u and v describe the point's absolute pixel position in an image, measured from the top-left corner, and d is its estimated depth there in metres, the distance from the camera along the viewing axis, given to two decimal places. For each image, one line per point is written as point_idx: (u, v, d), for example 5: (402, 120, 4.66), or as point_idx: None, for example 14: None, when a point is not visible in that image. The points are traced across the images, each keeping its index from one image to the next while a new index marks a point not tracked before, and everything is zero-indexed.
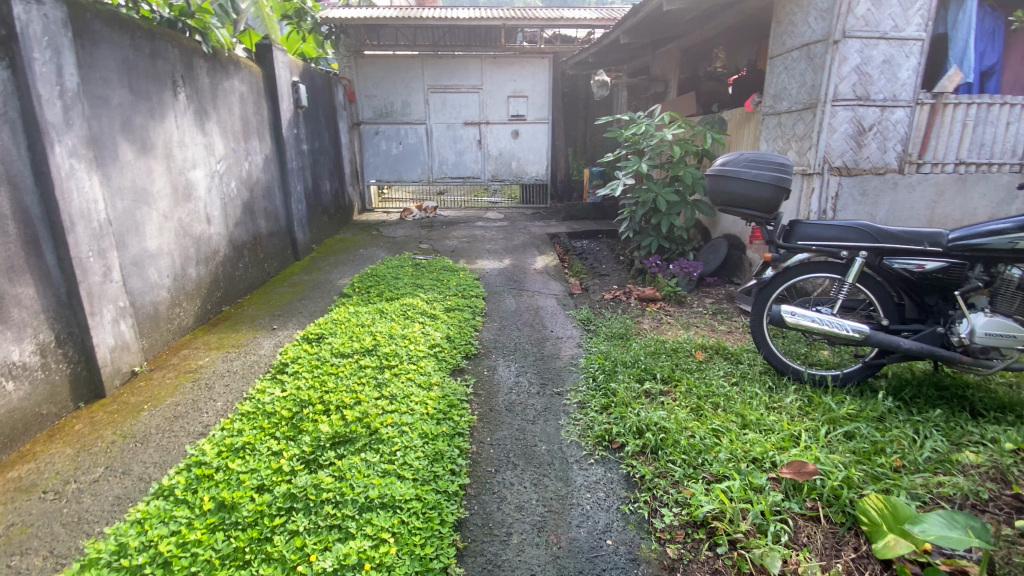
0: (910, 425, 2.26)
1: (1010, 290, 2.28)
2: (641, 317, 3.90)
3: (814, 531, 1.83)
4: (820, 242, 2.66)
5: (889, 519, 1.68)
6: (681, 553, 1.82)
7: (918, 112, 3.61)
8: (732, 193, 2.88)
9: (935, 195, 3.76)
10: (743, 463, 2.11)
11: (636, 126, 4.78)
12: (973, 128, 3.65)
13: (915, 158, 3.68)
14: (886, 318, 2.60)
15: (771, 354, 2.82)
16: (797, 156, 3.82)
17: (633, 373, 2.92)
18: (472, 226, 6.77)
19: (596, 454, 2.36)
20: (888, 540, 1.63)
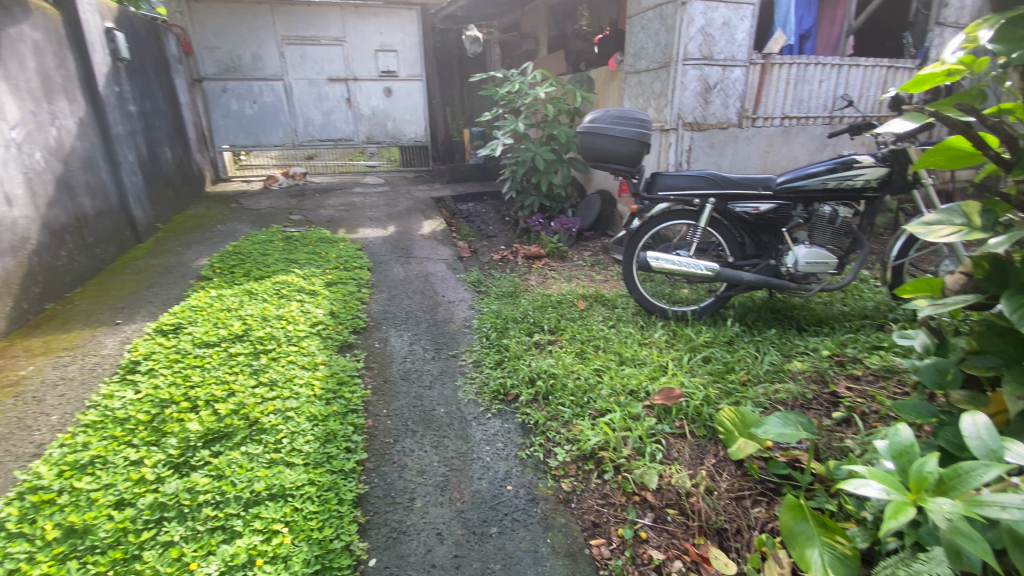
0: (753, 344, 2.66)
1: (822, 223, 2.77)
2: (528, 274, 4.04)
3: (682, 445, 2.08)
4: (677, 192, 2.92)
5: (739, 425, 1.94)
6: (574, 486, 2.00)
7: (751, 71, 4.07)
8: (601, 149, 3.05)
9: (767, 146, 4.30)
10: (622, 396, 2.34)
11: (509, 84, 4.77)
12: (794, 86, 4.20)
13: (750, 113, 4.17)
14: (731, 255, 2.94)
15: (641, 296, 3.10)
16: (656, 113, 4.14)
17: (523, 327, 3.04)
18: (350, 193, 6.34)
19: (493, 408, 2.44)
20: (739, 444, 1.88)
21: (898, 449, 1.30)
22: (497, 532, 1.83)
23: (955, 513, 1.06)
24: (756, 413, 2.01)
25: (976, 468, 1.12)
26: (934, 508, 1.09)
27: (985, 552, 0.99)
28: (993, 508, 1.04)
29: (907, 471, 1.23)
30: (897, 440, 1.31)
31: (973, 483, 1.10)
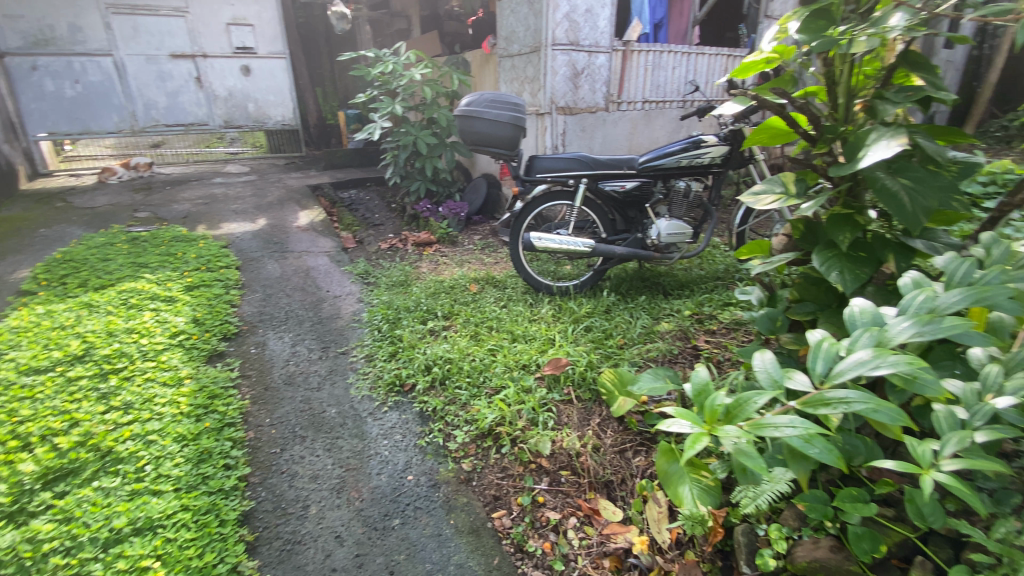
0: (628, 311, 2.91)
1: (679, 198, 3.08)
2: (418, 261, 3.98)
3: (571, 410, 2.24)
4: (553, 173, 3.07)
5: (618, 385, 2.14)
6: (474, 464, 2.06)
7: (614, 58, 4.34)
8: (479, 133, 3.11)
9: (631, 128, 4.65)
10: (516, 371, 2.45)
11: (382, 65, 4.59)
12: (651, 72, 4.57)
13: (615, 98, 4.46)
14: (604, 231, 3.17)
15: (528, 275, 3.23)
16: (531, 97, 4.27)
17: (416, 316, 3.00)
18: (210, 185, 5.68)
19: (389, 401, 2.40)
20: (619, 401, 2.07)
21: (698, 389, 1.47)
22: (400, 523, 1.82)
23: (740, 437, 1.23)
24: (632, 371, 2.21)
25: (755, 396, 1.32)
26: (726, 436, 1.26)
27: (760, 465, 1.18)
28: (768, 428, 1.23)
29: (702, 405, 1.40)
30: (697, 380, 1.48)
31: (751, 409, 1.31)
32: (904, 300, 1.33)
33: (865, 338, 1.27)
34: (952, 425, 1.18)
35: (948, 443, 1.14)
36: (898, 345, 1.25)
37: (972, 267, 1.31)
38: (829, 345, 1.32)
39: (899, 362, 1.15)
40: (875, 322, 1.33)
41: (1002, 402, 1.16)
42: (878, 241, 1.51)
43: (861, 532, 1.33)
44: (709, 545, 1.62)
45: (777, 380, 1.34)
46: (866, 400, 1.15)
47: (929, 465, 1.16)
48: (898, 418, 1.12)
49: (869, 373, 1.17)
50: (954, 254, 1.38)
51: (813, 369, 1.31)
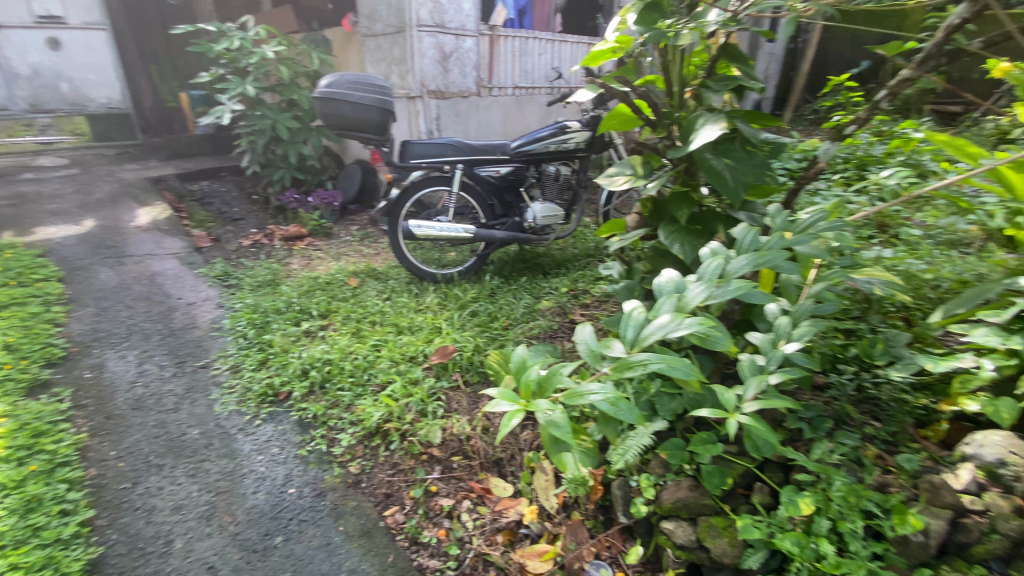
0: (511, 293, 2.98)
1: (552, 181, 3.22)
2: (290, 258, 3.70)
3: (460, 397, 2.25)
4: (428, 159, 3.05)
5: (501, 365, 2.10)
6: (362, 466, 2.00)
7: (481, 42, 4.37)
8: (344, 116, 3.16)
9: (505, 113, 4.71)
10: (402, 364, 2.41)
11: (228, 40, 4.15)
12: (519, 58, 4.67)
13: (486, 82, 4.49)
14: (484, 216, 3.21)
15: (411, 264, 3.19)
16: (400, 80, 4.11)
17: (288, 317, 2.79)
18: (14, 181, 4.69)
19: (263, 413, 2.22)
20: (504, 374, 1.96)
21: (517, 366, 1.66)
22: (283, 540, 1.71)
23: (551, 408, 1.42)
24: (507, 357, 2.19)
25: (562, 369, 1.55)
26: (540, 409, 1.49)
27: (564, 432, 1.38)
28: (579, 396, 1.38)
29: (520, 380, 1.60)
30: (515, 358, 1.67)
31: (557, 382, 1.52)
32: (702, 267, 1.49)
33: (667, 304, 1.42)
34: (753, 371, 1.40)
35: (750, 385, 1.37)
36: (695, 307, 1.42)
37: (757, 235, 1.51)
38: (638, 312, 1.47)
39: (693, 324, 1.32)
40: (677, 288, 1.49)
41: (790, 347, 1.40)
42: (710, 214, 1.71)
43: (712, 468, 1.52)
44: (591, 502, 1.76)
45: (594, 350, 1.46)
46: (660, 359, 1.31)
47: (734, 407, 1.38)
48: (690, 373, 1.30)
49: (669, 336, 1.33)
50: (746, 223, 1.57)
51: (624, 335, 1.45)
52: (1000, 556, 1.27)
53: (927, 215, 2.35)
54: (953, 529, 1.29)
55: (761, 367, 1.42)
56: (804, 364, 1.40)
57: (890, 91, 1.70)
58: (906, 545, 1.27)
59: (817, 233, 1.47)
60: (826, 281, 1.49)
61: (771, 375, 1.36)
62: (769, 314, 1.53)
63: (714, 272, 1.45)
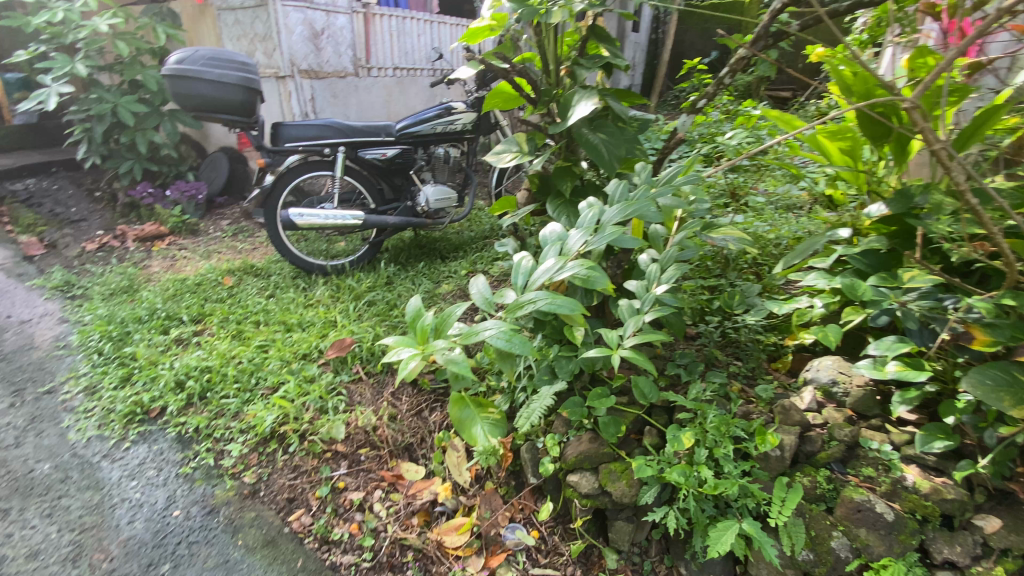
0: (410, 280, 2.88)
1: (441, 164, 3.20)
2: (149, 260, 3.26)
3: (363, 389, 2.18)
4: (304, 142, 2.94)
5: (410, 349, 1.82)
6: (259, 474, 1.87)
7: (355, 20, 4.16)
8: (203, 96, 2.89)
9: (386, 96, 4.52)
10: (295, 363, 2.26)
11: (48, 12, 3.51)
12: (398, 38, 4.50)
13: (364, 63, 4.30)
14: (372, 202, 3.08)
15: (295, 257, 3.00)
16: (265, 58, 3.83)
17: (154, 326, 2.48)
18: None
19: (132, 434, 1.99)
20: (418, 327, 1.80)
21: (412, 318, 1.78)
22: (170, 567, 1.60)
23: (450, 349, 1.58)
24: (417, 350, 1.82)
25: (454, 313, 1.73)
26: (436, 350, 1.64)
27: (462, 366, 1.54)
28: (475, 335, 1.51)
29: (416, 327, 1.75)
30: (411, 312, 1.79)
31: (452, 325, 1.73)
32: (580, 218, 1.62)
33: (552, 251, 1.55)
34: (630, 312, 1.60)
35: (629, 326, 1.57)
36: (576, 253, 1.54)
37: (627, 188, 1.66)
38: (527, 261, 1.60)
39: (575, 266, 1.46)
40: (560, 238, 1.61)
41: (659, 290, 1.60)
42: (591, 186, 1.84)
43: (607, 419, 1.66)
44: (502, 470, 1.82)
45: (488, 297, 1.62)
46: (546, 297, 1.44)
47: (617, 346, 1.56)
48: (574, 308, 1.42)
49: (556, 276, 1.46)
50: (619, 181, 1.72)
51: (515, 283, 1.59)
52: (840, 459, 1.44)
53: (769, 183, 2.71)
54: (803, 442, 1.48)
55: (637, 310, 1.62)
56: (672, 303, 1.59)
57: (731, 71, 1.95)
58: (767, 460, 1.46)
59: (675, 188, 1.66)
60: (685, 231, 1.70)
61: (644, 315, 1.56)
62: (642, 264, 1.72)
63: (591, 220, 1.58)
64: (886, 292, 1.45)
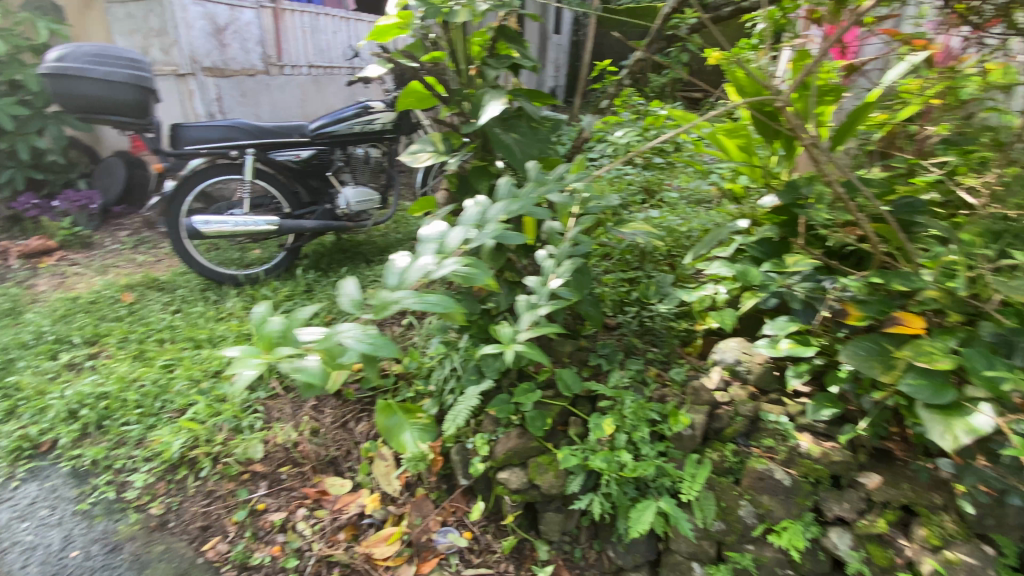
0: (332, 286, 2.77)
1: (361, 164, 3.08)
2: (32, 279, 2.93)
3: (282, 404, 2.08)
4: (208, 145, 2.77)
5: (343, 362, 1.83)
6: (167, 505, 1.75)
7: (263, 15, 3.94)
8: (88, 97, 2.69)
9: (301, 95, 4.31)
10: (205, 382, 2.12)
11: None
12: (311, 35, 4.31)
13: (275, 60, 4.09)
14: (287, 206, 2.98)
15: (203, 268, 2.82)
16: (162, 54, 3.54)
17: (42, 351, 2.27)
18: None
19: (20, 472, 1.85)
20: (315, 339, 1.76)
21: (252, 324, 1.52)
22: None
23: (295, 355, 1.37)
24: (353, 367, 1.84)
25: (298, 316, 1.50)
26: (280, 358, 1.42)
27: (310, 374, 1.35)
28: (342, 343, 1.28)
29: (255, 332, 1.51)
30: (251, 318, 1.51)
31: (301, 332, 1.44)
32: (466, 215, 1.51)
33: (428, 248, 1.40)
34: (528, 307, 1.61)
35: (524, 320, 1.59)
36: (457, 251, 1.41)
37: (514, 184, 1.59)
38: (402, 258, 1.41)
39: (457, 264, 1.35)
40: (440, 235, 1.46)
41: (553, 284, 1.61)
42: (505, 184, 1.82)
43: (534, 413, 1.68)
44: (433, 474, 1.80)
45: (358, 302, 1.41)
46: (420, 296, 1.27)
47: (511, 341, 1.57)
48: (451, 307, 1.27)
49: (435, 276, 1.32)
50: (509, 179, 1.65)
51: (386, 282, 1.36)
52: (744, 432, 1.56)
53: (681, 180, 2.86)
54: (711, 420, 1.59)
55: (533, 305, 1.63)
56: (567, 295, 1.61)
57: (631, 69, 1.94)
58: (681, 439, 1.55)
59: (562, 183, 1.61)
60: (580, 225, 1.69)
61: (540, 308, 1.58)
62: (539, 259, 1.71)
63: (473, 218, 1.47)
64: (774, 276, 1.58)
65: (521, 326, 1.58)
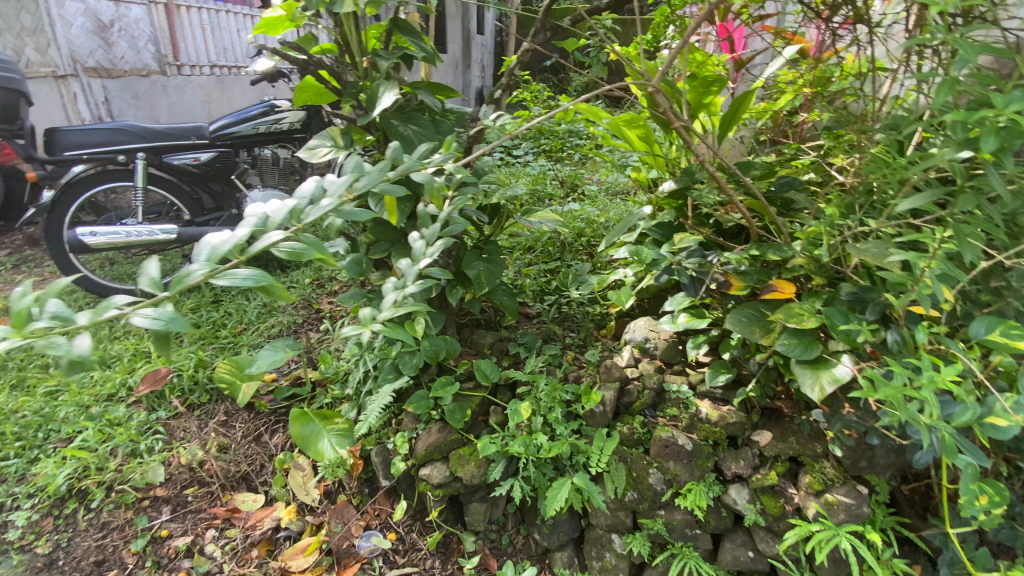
0: (242, 295, 2.62)
1: (269, 166, 2.93)
2: None
3: (187, 423, 1.95)
4: (91, 149, 2.58)
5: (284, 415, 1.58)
6: (56, 542, 1.62)
7: (153, 12, 3.66)
8: None
9: (205, 96, 4.00)
10: (95, 407, 1.96)
11: None
12: (211, 32, 4.00)
13: (171, 60, 3.80)
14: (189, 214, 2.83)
15: (94, 285, 2.61)
16: (37, 54, 3.16)
17: None
18: None
19: None
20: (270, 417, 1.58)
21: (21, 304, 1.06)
22: None
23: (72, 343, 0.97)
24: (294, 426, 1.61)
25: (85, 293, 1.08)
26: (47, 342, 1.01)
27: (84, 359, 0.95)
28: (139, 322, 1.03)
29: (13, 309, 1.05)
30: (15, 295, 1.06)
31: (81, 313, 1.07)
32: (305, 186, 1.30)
33: (249, 220, 1.17)
34: (393, 291, 1.51)
35: (388, 299, 1.50)
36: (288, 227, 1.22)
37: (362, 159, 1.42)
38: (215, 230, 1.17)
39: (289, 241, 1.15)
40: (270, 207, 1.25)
41: (422, 264, 1.50)
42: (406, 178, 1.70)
43: (453, 406, 1.67)
44: (354, 479, 1.75)
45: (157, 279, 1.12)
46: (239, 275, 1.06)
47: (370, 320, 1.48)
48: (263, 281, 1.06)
49: (255, 247, 1.12)
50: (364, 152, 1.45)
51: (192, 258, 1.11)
52: (651, 404, 1.63)
53: (601, 174, 3.06)
54: (622, 395, 1.66)
55: (400, 287, 1.54)
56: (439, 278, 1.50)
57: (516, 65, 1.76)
58: (594, 416, 1.61)
59: (423, 163, 1.41)
60: (453, 205, 1.56)
61: (406, 288, 1.49)
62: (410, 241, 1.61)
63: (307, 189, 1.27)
64: (665, 254, 1.65)
65: (382, 308, 1.49)
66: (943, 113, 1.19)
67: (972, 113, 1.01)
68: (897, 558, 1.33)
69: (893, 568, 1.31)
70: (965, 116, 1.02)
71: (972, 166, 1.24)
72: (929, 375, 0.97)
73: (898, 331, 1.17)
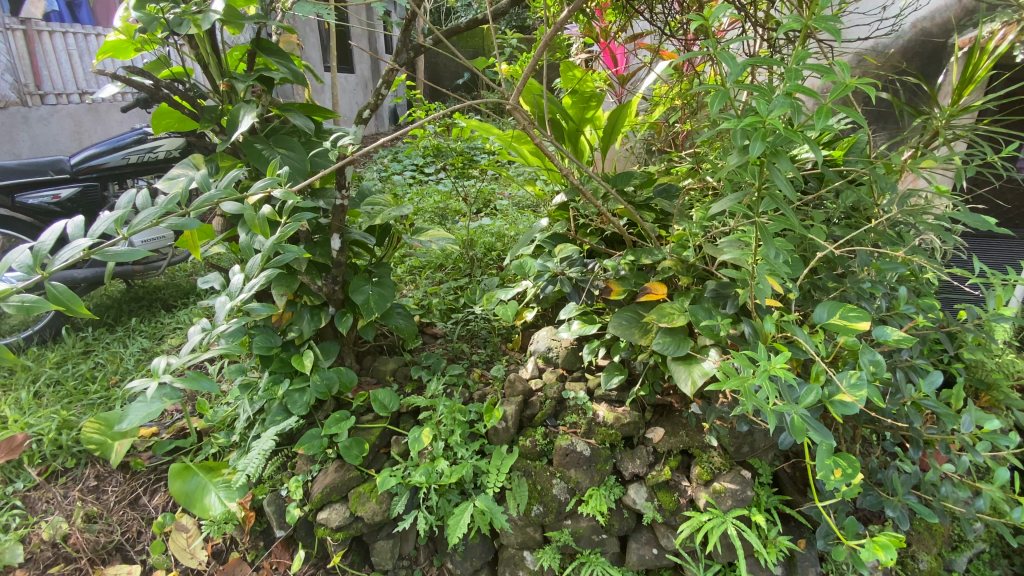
0: (120, 342, 2.38)
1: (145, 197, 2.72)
2: None
3: (49, 492, 1.72)
4: None
5: (189, 490, 1.50)
6: None
7: (9, 39, 3.25)
8: None
9: (75, 126, 3.59)
10: None
11: None
12: (81, 58, 3.59)
13: (32, 90, 3.37)
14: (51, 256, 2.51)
15: None
16: None
17: None
18: None
19: None
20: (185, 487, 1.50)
21: None
22: None
23: None
24: (193, 488, 1.50)
25: None
26: None
27: None
28: None
29: None
30: None
31: None
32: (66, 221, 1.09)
33: None
34: (199, 334, 1.34)
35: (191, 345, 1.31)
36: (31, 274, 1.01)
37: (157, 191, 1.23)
38: None
39: (21, 296, 0.96)
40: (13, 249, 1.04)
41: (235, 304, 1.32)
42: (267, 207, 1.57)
43: (349, 442, 1.56)
44: (247, 533, 1.61)
45: None
46: None
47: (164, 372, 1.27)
48: None
49: None
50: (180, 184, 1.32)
51: None
52: (552, 414, 1.64)
53: (511, 189, 3.14)
54: (525, 407, 1.65)
55: (211, 330, 1.37)
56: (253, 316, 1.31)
57: (384, 83, 1.67)
58: (496, 433, 1.58)
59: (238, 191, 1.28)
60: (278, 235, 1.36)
61: (215, 331, 1.31)
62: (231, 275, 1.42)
63: (63, 227, 1.06)
64: (548, 266, 1.71)
65: (180, 356, 1.30)
66: (737, 133, 1.11)
67: (745, 119, 1.07)
68: (782, 536, 1.41)
69: (779, 546, 1.39)
70: (741, 122, 1.08)
71: (760, 176, 1.20)
72: (764, 362, 1.05)
73: (751, 323, 1.26)
